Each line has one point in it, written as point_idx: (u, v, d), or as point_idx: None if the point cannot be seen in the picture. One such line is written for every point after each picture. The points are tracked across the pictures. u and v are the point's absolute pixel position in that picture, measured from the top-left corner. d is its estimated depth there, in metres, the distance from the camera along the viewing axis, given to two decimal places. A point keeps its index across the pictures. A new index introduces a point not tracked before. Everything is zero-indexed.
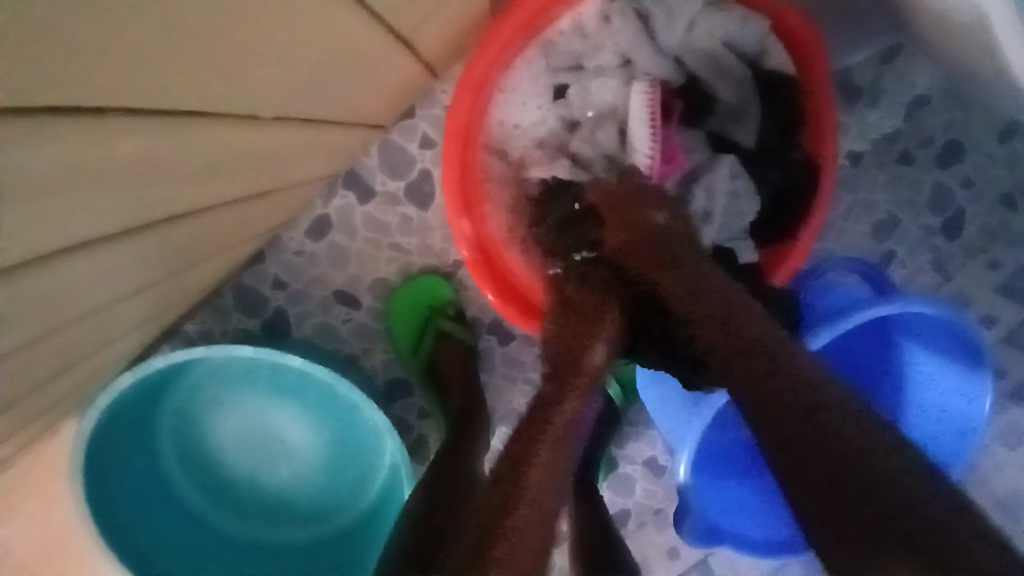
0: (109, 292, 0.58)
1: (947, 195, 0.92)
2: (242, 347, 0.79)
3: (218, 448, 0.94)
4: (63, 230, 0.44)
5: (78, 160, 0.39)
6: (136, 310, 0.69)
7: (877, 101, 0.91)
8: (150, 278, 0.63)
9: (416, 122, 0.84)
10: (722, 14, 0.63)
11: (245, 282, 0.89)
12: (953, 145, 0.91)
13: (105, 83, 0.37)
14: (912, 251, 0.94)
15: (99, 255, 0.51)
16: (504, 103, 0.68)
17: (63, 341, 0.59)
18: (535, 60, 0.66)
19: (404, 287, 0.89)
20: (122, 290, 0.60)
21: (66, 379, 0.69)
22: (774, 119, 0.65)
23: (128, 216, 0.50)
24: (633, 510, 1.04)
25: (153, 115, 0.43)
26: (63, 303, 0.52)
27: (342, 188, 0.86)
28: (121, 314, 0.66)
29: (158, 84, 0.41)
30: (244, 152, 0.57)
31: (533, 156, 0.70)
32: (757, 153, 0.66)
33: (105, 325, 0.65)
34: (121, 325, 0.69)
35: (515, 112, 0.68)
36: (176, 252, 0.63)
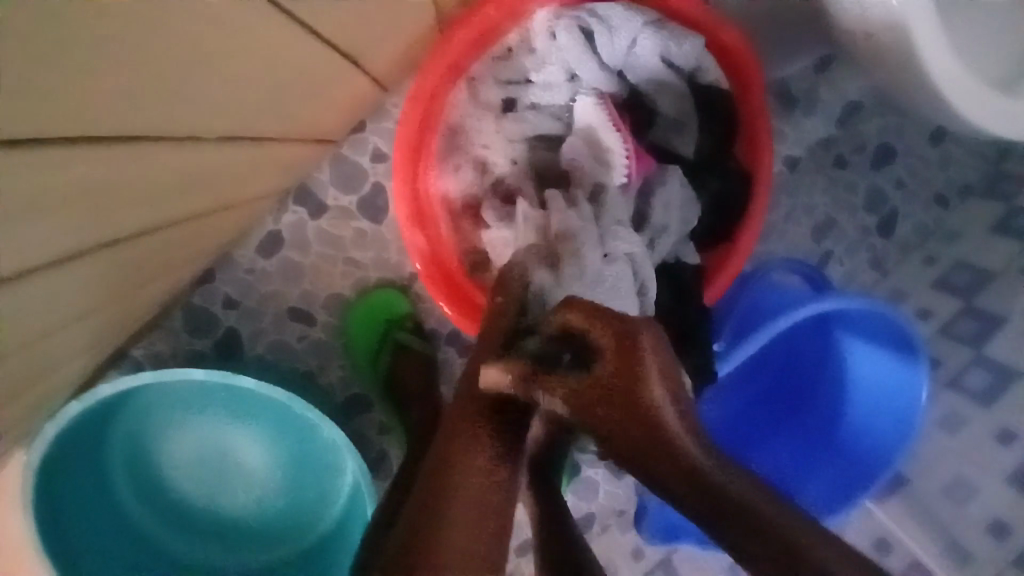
0: (50, 319, 0.56)
1: (882, 196, 0.98)
2: (195, 369, 0.78)
3: (171, 475, 0.91)
4: (6, 259, 0.43)
5: (20, 188, 0.38)
6: (83, 336, 0.66)
7: (812, 109, 0.96)
8: (94, 303, 0.61)
9: (367, 136, 0.84)
10: (666, 30, 0.63)
11: (195, 302, 0.86)
12: (885, 149, 0.97)
13: (51, 107, 0.36)
14: (849, 250, 0.99)
15: (39, 282, 0.50)
16: (455, 120, 0.69)
17: (2, 372, 0.56)
18: (488, 77, 0.68)
19: (359, 302, 0.89)
20: (64, 316, 0.58)
21: (9, 411, 0.66)
22: (711, 129, 0.67)
23: (70, 241, 0.49)
24: (597, 513, 1.05)
25: (100, 138, 0.42)
26: (1, 332, 0.50)
27: (294, 203, 0.85)
28: (64, 341, 0.63)
29: (100, 106, 0.40)
30: (191, 172, 0.56)
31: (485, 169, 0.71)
32: (696, 161, 0.68)
33: (49, 352, 0.62)
34: (67, 351, 0.66)
35: (467, 128, 0.69)
36: (120, 275, 0.61)
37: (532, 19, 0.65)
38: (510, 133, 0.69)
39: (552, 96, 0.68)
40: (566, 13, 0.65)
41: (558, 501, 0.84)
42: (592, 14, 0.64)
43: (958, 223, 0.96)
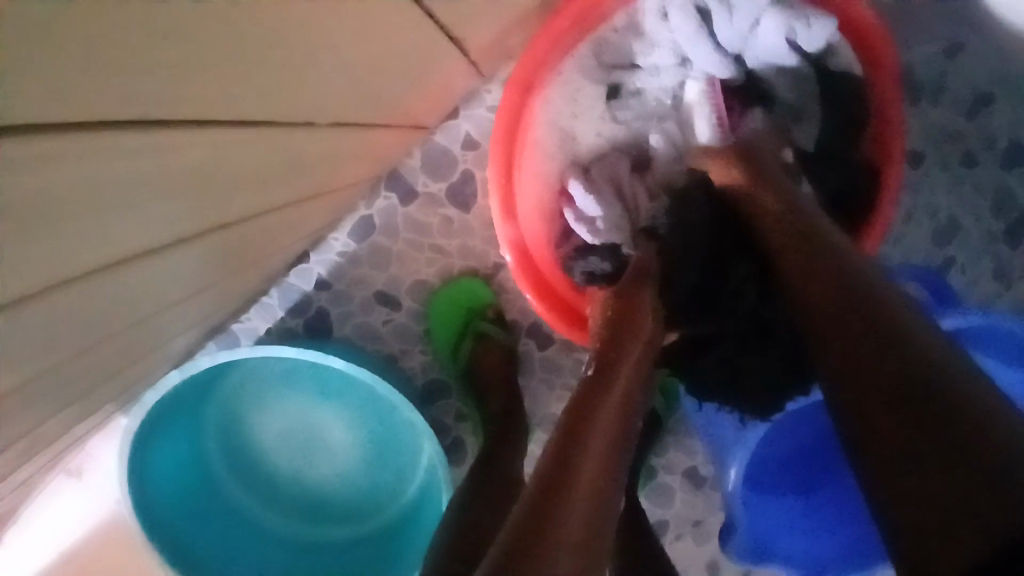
0: (164, 296, 0.58)
1: (1013, 199, 0.87)
2: (287, 348, 0.79)
3: (261, 444, 0.95)
4: (124, 242, 0.43)
5: (152, 170, 0.39)
6: (186, 312, 0.69)
7: (941, 99, 0.86)
8: (200, 281, 0.64)
9: (459, 123, 0.83)
10: (797, 9, 0.58)
11: (288, 282, 0.89)
12: (1017, 147, 0.85)
13: (183, 91, 0.36)
14: (973, 258, 0.89)
15: (164, 258, 0.52)
16: (550, 105, 0.66)
17: (122, 341, 0.60)
18: (589, 59, 0.65)
19: (443, 289, 0.89)
20: (174, 294, 0.61)
21: (119, 380, 0.69)
22: (837, 120, 0.62)
23: (185, 224, 0.50)
24: (672, 521, 1.01)
25: (217, 122, 0.42)
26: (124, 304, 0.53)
27: (385, 188, 0.86)
28: (176, 314, 0.67)
29: (226, 90, 0.40)
30: (294, 157, 0.57)
31: (579, 156, 0.68)
32: (818, 155, 0.63)
33: (156, 327, 0.65)
34: (171, 327, 0.69)
35: (563, 115, 0.66)
36: (223, 255, 0.63)
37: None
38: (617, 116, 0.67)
39: (659, 81, 0.65)
40: None
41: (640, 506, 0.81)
42: None
43: None
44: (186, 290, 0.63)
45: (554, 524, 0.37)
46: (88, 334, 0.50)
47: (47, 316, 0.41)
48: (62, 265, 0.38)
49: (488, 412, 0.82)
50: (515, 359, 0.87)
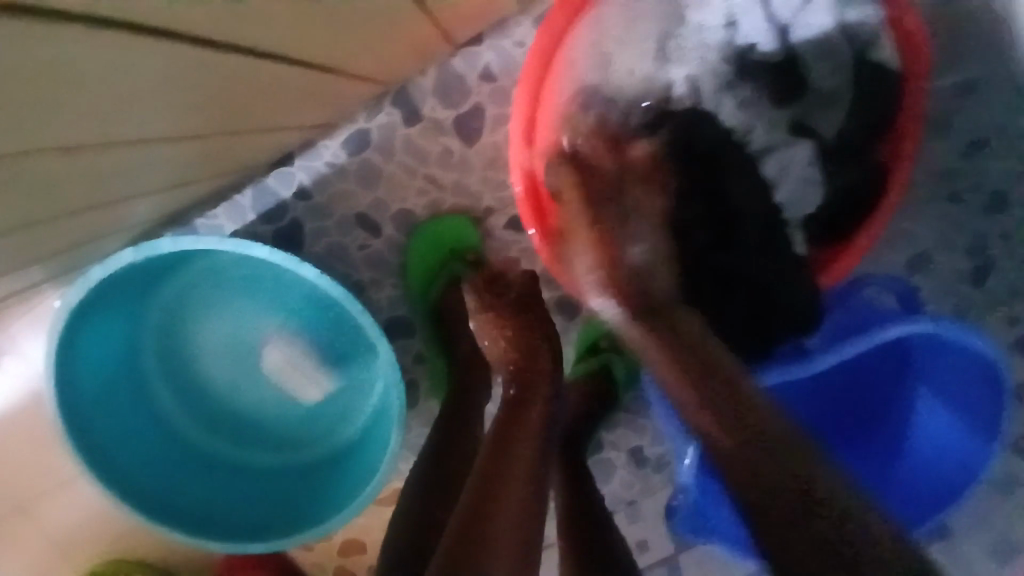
0: (140, 134, 0.52)
1: (982, 244, 0.90)
2: (257, 245, 0.73)
3: (198, 353, 0.89)
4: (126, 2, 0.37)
5: None
6: (162, 167, 0.61)
7: (940, 134, 0.89)
8: (178, 132, 0.57)
9: (481, 51, 0.80)
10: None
11: (265, 184, 0.83)
12: (997, 196, 0.88)
13: None
14: (936, 291, 0.94)
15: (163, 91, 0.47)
16: (598, 26, 0.63)
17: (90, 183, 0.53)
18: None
19: (433, 220, 0.85)
20: (150, 136, 0.54)
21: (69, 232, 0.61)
22: (861, 118, 0.62)
23: (196, 24, 0.43)
24: (609, 496, 1.02)
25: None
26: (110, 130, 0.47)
27: (389, 104, 0.81)
28: (152, 170, 0.60)
29: None
30: (322, 5, 0.51)
31: (608, 91, 0.65)
32: (837, 147, 0.63)
33: (125, 175, 0.57)
34: (142, 181, 0.61)
35: (602, 46, 0.64)
36: (208, 111, 0.57)
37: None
38: (659, 61, 0.65)
39: (702, 38, 0.63)
40: None
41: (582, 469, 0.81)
42: None
43: None
44: (165, 136, 0.56)
45: (479, 561, 0.45)
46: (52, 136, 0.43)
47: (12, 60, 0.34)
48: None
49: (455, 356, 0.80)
50: None
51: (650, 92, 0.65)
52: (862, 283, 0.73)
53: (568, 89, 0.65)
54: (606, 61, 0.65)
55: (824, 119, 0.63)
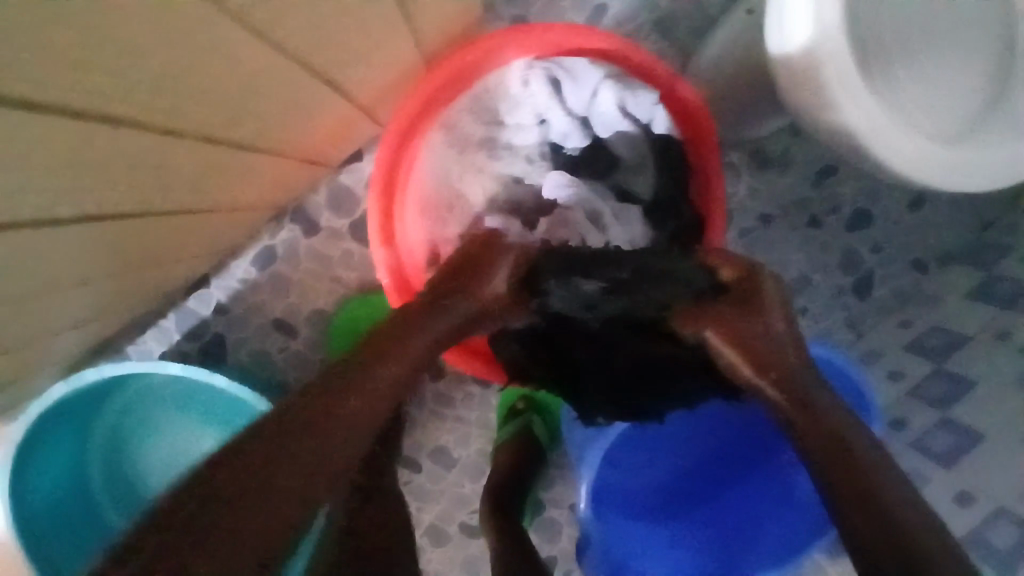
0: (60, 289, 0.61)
1: (855, 259, 1.01)
2: (171, 362, 0.81)
3: (144, 475, 0.94)
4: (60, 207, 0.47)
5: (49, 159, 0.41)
6: (93, 306, 0.71)
7: (786, 171, 0.99)
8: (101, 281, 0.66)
9: (363, 166, 0.91)
10: (630, 85, 0.72)
11: (187, 306, 0.93)
12: (860, 214, 1.00)
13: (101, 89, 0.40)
14: (823, 309, 1.01)
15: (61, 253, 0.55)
16: (433, 139, 0.74)
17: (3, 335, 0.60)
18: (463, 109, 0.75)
19: (346, 305, 0.93)
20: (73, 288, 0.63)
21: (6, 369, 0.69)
22: (669, 173, 0.73)
23: (101, 199, 0.51)
24: (559, 555, 1.04)
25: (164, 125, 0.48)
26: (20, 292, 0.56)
27: (289, 221, 0.92)
28: (62, 316, 0.67)
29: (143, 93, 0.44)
30: (206, 165, 0.61)
31: (457, 194, 0.77)
32: (659, 202, 0.74)
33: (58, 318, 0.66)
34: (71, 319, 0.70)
35: (441, 155, 0.75)
36: (127, 262, 0.67)
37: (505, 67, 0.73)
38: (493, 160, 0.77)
39: (522, 137, 0.77)
40: (538, 62, 0.73)
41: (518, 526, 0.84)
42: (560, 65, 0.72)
43: (934, 286, 0.97)
44: (88, 286, 0.65)
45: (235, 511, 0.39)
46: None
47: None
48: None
49: None
50: None
51: (496, 185, 0.77)
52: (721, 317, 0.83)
53: (422, 193, 0.75)
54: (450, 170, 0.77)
55: (640, 182, 0.75)
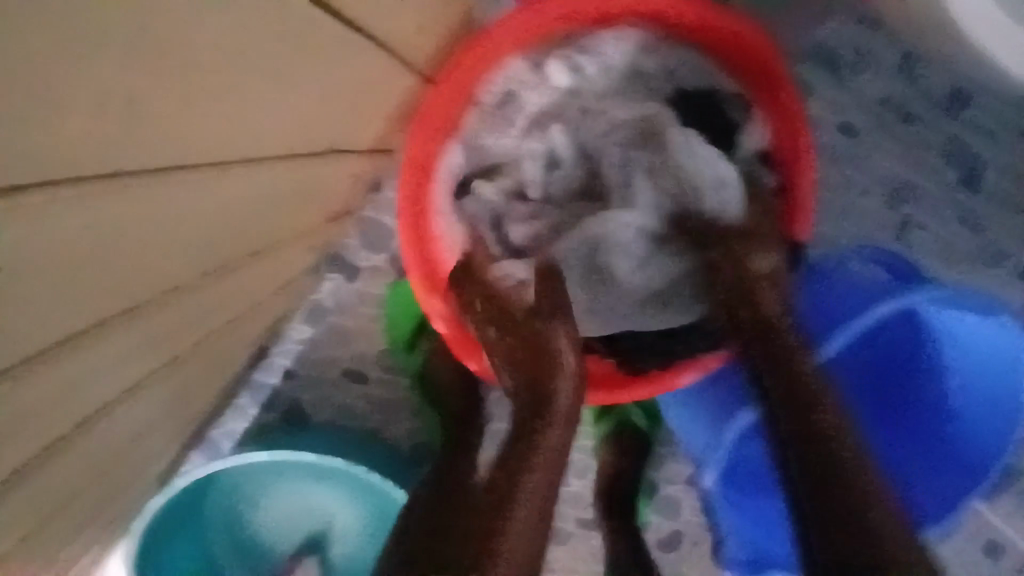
0: (126, 440, 0.58)
1: (959, 146, 0.82)
2: (258, 451, 0.80)
3: (265, 534, 0.93)
4: (91, 400, 0.43)
5: (90, 367, 0.40)
6: (162, 437, 0.70)
7: (860, 69, 0.81)
8: (153, 427, 0.64)
9: (386, 195, 0.84)
10: (661, 47, 0.66)
11: (256, 378, 0.90)
12: (954, 93, 0.81)
13: (134, 291, 0.38)
14: (931, 214, 0.84)
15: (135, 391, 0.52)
16: (464, 127, 0.67)
17: (107, 480, 0.61)
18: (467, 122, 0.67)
19: (399, 280, 0.86)
20: (144, 428, 0.61)
21: (105, 513, 0.70)
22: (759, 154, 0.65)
23: (161, 335, 0.47)
24: (686, 531, 0.95)
25: (191, 273, 0.44)
26: (109, 439, 0.53)
27: (329, 270, 0.87)
28: (156, 437, 0.67)
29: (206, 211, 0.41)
30: (255, 255, 0.55)
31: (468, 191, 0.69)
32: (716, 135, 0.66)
33: (140, 450, 0.66)
34: (146, 454, 0.69)
35: (467, 145, 0.68)
36: (182, 383, 0.63)
37: (507, 64, 0.65)
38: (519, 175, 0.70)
39: (540, 104, 0.68)
40: (556, 54, 0.65)
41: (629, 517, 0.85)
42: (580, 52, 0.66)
43: None
44: (151, 430, 0.64)
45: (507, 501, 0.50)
46: (75, 469, 0.50)
47: (22, 493, 0.42)
48: (21, 454, 0.38)
49: (445, 413, 0.83)
50: (473, 378, 0.84)
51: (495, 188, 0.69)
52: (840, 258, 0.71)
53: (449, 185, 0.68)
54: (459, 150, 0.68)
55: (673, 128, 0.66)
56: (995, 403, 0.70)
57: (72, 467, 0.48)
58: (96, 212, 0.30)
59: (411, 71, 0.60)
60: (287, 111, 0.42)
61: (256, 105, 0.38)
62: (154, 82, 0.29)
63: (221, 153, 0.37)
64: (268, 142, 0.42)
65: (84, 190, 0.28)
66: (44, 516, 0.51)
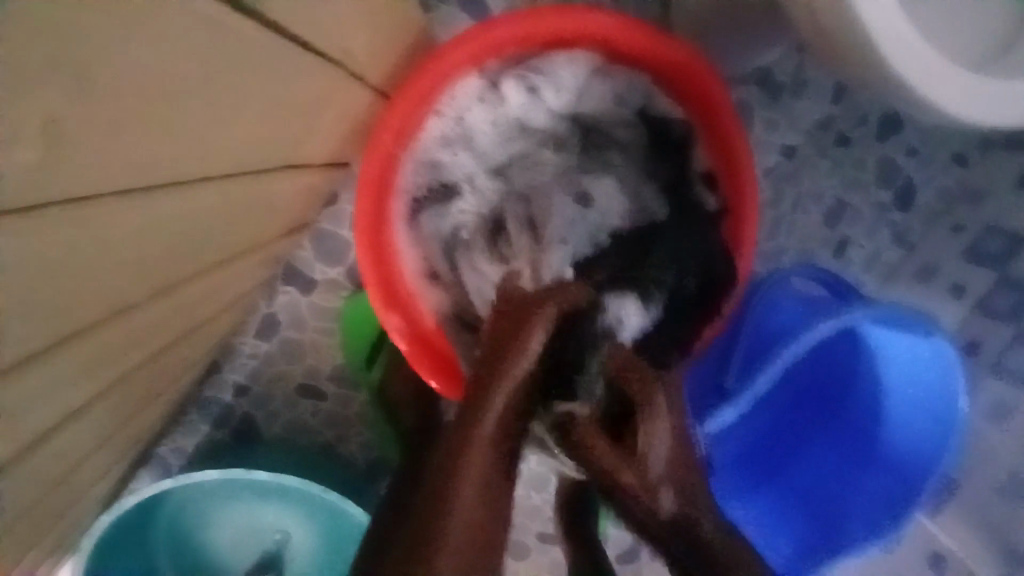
0: (67, 467, 0.56)
1: (892, 168, 0.87)
2: (208, 472, 0.78)
3: (217, 557, 0.90)
4: (30, 427, 0.42)
5: (30, 394, 0.38)
6: (104, 463, 0.67)
7: (802, 93, 0.84)
8: (96, 452, 0.62)
9: (341, 207, 0.84)
10: (613, 69, 0.67)
11: (206, 396, 0.88)
12: (888, 118, 0.85)
13: (80, 313, 0.37)
14: (868, 232, 0.89)
15: (80, 416, 0.50)
16: (421, 143, 0.67)
17: (45, 509, 0.58)
18: (424, 140, 0.67)
19: (356, 293, 0.85)
20: (85, 453, 0.58)
21: (41, 546, 0.66)
22: (704, 172, 0.67)
23: (108, 357, 0.46)
24: (642, 540, 0.99)
25: (138, 294, 0.43)
26: (51, 464, 0.51)
27: (283, 284, 0.86)
28: (96, 466, 0.65)
29: (160, 230, 0.40)
30: (205, 272, 0.53)
31: (425, 207, 0.69)
32: (664, 155, 0.68)
33: (81, 478, 0.63)
34: (85, 485, 0.66)
35: (424, 162, 0.68)
36: (128, 405, 0.60)
37: (463, 84, 0.65)
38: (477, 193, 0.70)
39: (494, 122, 0.69)
40: (512, 73, 0.66)
41: (587, 533, 0.87)
42: (536, 72, 0.66)
43: (982, 180, 0.85)
44: (92, 457, 0.61)
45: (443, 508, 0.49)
46: (14, 499, 0.48)
47: None
48: None
49: (403, 426, 0.82)
50: (431, 391, 0.84)
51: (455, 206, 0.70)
52: (784, 276, 0.74)
53: (405, 201, 0.68)
54: (416, 167, 0.68)
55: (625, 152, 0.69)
56: (930, 416, 0.73)
57: (8, 497, 0.46)
58: (26, 244, 0.29)
59: (367, 89, 0.60)
60: (238, 132, 0.41)
61: (206, 131, 0.37)
62: (96, 117, 0.28)
63: (165, 177, 0.36)
64: (222, 161, 0.41)
65: (15, 222, 0.27)
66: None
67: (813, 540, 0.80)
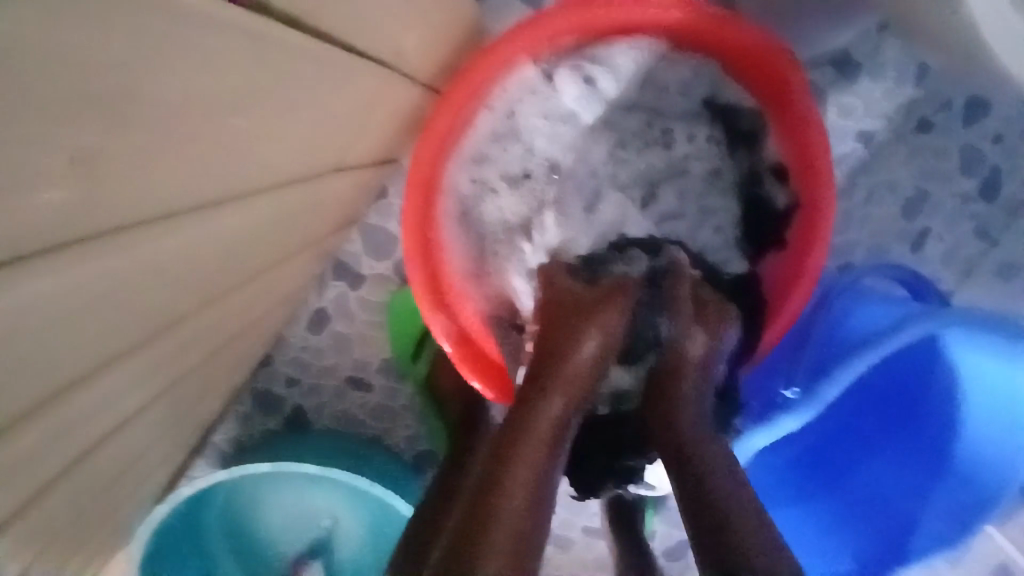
0: (127, 461, 0.57)
1: (979, 156, 0.80)
2: (258, 464, 0.79)
3: (269, 541, 0.92)
4: (91, 430, 0.42)
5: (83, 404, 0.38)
6: (162, 454, 0.69)
7: (880, 74, 0.78)
8: (154, 444, 0.63)
9: (391, 201, 0.83)
10: (676, 56, 0.63)
11: (260, 385, 0.89)
12: (974, 102, 0.78)
13: (124, 324, 0.37)
14: (948, 225, 0.82)
15: (138, 416, 0.51)
16: (472, 138, 0.65)
17: (106, 500, 0.60)
18: (475, 133, 0.65)
19: (403, 288, 0.84)
20: (143, 448, 0.60)
21: (104, 531, 0.68)
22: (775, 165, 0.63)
23: (161, 361, 0.46)
24: None
25: (184, 307, 0.43)
26: (112, 461, 0.52)
27: (332, 277, 0.86)
28: (154, 457, 0.67)
29: (203, 241, 0.39)
30: (255, 273, 0.53)
31: (477, 202, 0.67)
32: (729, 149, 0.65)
33: (141, 468, 0.65)
34: (144, 475, 0.68)
35: (474, 157, 0.66)
36: (183, 400, 0.62)
37: (516, 76, 0.63)
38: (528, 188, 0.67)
39: (549, 114, 0.66)
40: (567, 63, 0.63)
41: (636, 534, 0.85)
42: (592, 62, 0.63)
43: None
44: (149, 450, 0.63)
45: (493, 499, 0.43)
46: (76, 497, 0.49)
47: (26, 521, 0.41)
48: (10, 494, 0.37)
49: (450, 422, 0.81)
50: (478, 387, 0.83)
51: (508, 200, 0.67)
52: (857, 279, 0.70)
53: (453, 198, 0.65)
54: (466, 160, 0.66)
55: (688, 145, 0.66)
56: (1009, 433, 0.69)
57: (73, 492, 0.47)
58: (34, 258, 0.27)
59: (415, 83, 0.58)
60: (274, 137, 0.40)
61: (226, 134, 0.36)
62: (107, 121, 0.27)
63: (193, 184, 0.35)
64: (257, 165, 0.40)
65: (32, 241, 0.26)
66: (41, 546, 0.50)
67: (876, 553, 0.74)
